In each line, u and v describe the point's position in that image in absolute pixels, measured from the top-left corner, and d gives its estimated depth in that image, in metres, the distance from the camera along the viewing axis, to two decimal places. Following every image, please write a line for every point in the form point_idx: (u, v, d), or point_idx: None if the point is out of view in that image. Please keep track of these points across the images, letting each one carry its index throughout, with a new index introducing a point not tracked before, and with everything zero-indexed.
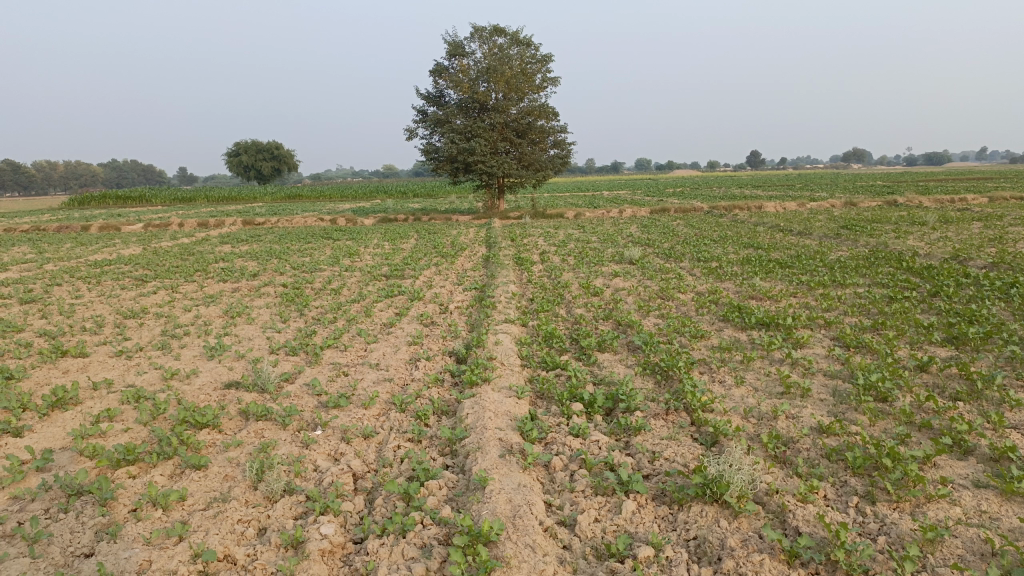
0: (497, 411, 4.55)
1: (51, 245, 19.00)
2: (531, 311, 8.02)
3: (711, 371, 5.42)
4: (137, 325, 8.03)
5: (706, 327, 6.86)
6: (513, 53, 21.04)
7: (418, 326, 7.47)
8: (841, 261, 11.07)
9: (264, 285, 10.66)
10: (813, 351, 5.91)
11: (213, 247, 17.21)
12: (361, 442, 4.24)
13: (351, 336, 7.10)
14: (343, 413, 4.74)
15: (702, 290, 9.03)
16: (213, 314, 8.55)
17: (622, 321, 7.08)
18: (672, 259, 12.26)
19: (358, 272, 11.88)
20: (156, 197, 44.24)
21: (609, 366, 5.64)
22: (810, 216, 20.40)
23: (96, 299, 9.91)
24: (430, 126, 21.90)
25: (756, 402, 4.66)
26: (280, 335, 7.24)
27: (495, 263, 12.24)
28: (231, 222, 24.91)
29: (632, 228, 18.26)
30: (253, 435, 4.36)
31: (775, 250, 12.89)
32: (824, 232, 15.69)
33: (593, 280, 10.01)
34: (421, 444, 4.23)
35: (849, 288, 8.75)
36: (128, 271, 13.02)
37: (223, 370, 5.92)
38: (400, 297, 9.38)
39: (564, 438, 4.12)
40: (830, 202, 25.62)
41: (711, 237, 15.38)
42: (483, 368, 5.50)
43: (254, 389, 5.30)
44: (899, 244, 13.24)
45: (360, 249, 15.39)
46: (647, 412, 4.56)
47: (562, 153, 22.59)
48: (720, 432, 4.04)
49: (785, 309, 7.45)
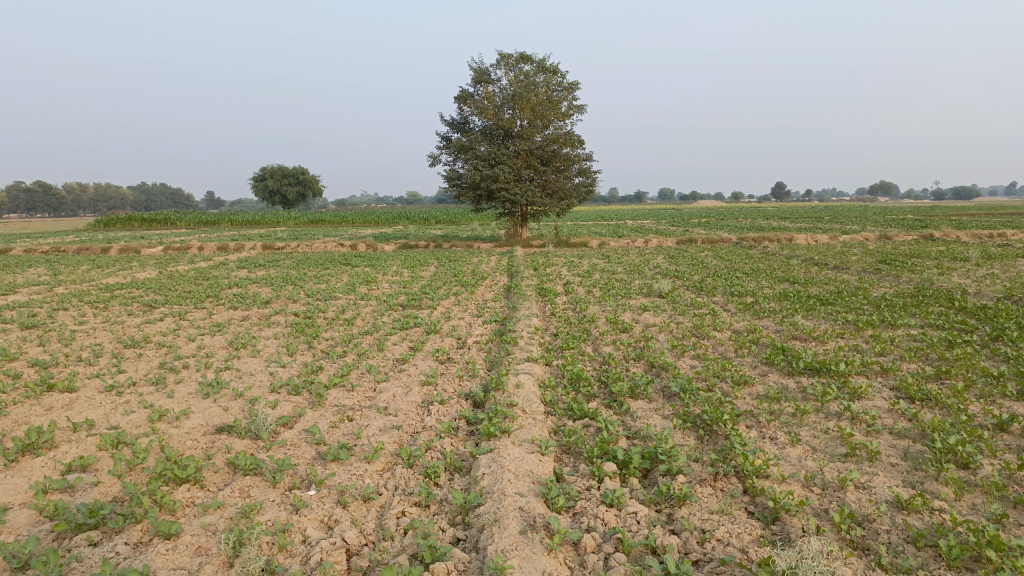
0: (518, 471, 3.95)
1: (67, 267, 18.77)
2: (556, 349, 7.43)
3: (761, 426, 4.79)
4: (136, 356, 7.53)
5: (749, 372, 6.23)
6: (539, 80, 20.67)
7: (433, 363, 6.89)
8: (887, 298, 10.39)
9: (275, 314, 10.17)
10: (874, 404, 5.25)
11: (229, 272, 16.82)
12: (360, 506, 3.66)
13: (360, 373, 6.55)
14: (342, 468, 4.16)
15: (739, 328, 8.39)
16: (217, 346, 8.04)
17: (656, 362, 6.47)
18: (703, 292, 11.65)
19: (374, 302, 11.37)
20: (181, 219, 44.37)
21: (644, 416, 5.02)
22: (843, 249, 19.66)
23: (101, 326, 9.47)
24: (453, 153, 21.56)
25: (817, 468, 4.03)
26: (285, 370, 6.69)
27: (517, 294, 11.68)
28: (250, 247, 24.61)
29: (659, 259, 17.66)
30: (237, 495, 3.79)
31: (812, 284, 12.24)
32: (862, 267, 14.98)
33: (621, 315, 9.43)
34: (429, 511, 3.63)
35: (901, 329, 8.06)
36: (139, 296, 12.61)
37: (217, 411, 5.37)
38: (416, 329, 8.82)
39: (595, 509, 3.52)
40: (863, 235, 24.82)
41: (743, 270, 14.71)
42: (503, 417, 4.91)
43: (246, 435, 4.75)
44: (944, 280, 12.52)
45: (378, 277, 14.97)
46: (691, 476, 3.94)
47: (587, 181, 22.09)
48: (781, 507, 3.42)
49: (834, 353, 6.81)
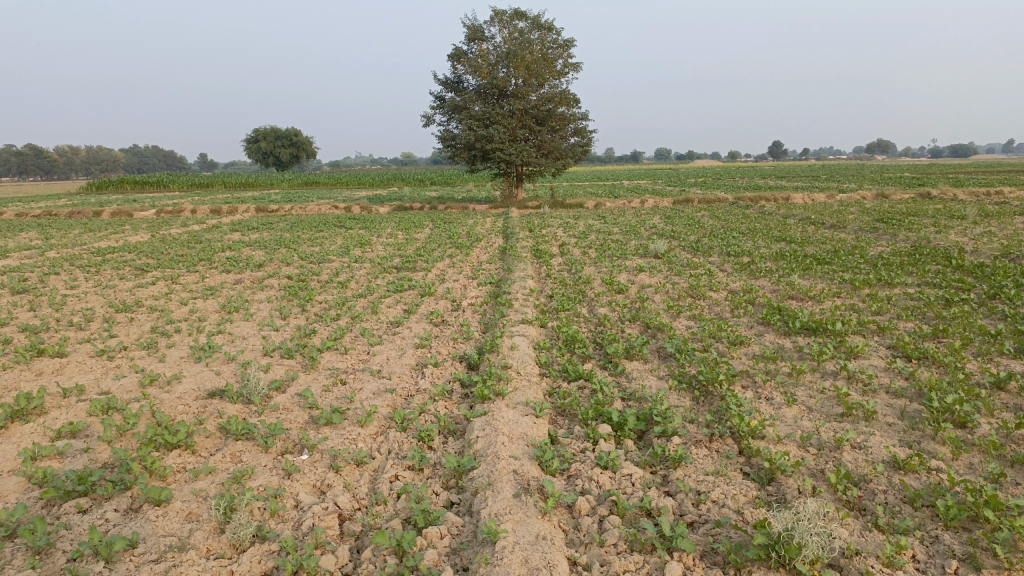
0: (512, 434, 3.91)
1: (58, 231, 18.57)
2: (551, 310, 7.38)
3: (757, 386, 4.76)
4: (127, 320, 7.46)
5: (746, 332, 6.19)
6: (534, 37, 20.29)
7: (427, 326, 6.83)
8: (883, 257, 10.33)
9: (268, 277, 10.08)
10: (871, 364, 5.22)
11: (222, 235, 16.68)
12: (352, 471, 3.63)
13: (353, 336, 6.49)
14: (335, 432, 4.12)
15: (736, 288, 8.34)
16: (210, 309, 7.96)
17: (651, 323, 6.42)
18: (699, 252, 11.58)
19: (368, 264, 11.29)
20: (174, 182, 43.97)
21: (640, 377, 4.98)
22: (840, 208, 19.55)
23: (92, 291, 9.38)
24: (447, 112, 21.27)
25: (813, 428, 4.00)
26: (277, 334, 6.63)
27: (512, 255, 11.60)
28: (244, 210, 24.40)
29: (655, 219, 17.55)
30: (228, 460, 3.76)
31: (808, 244, 12.17)
32: (858, 226, 14.89)
33: (617, 276, 9.36)
34: (422, 474, 3.60)
35: (897, 288, 8.02)
36: (130, 260, 12.49)
37: (209, 375, 5.32)
38: (410, 292, 8.75)
39: (590, 471, 3.49)
40: (860, 194, 24.69)
41: (740, 230, 14.61)
42: (497, 379, 4.87)
43: (238, 399, 4.71)
44: (941, 239, 12.46)
45: (372, 239, 14.86)
46: (686, 437, 3.91)
47: (582, 141, 21.84)
48: (777, 468, 3.40)
49: (831, 312, 6.77)
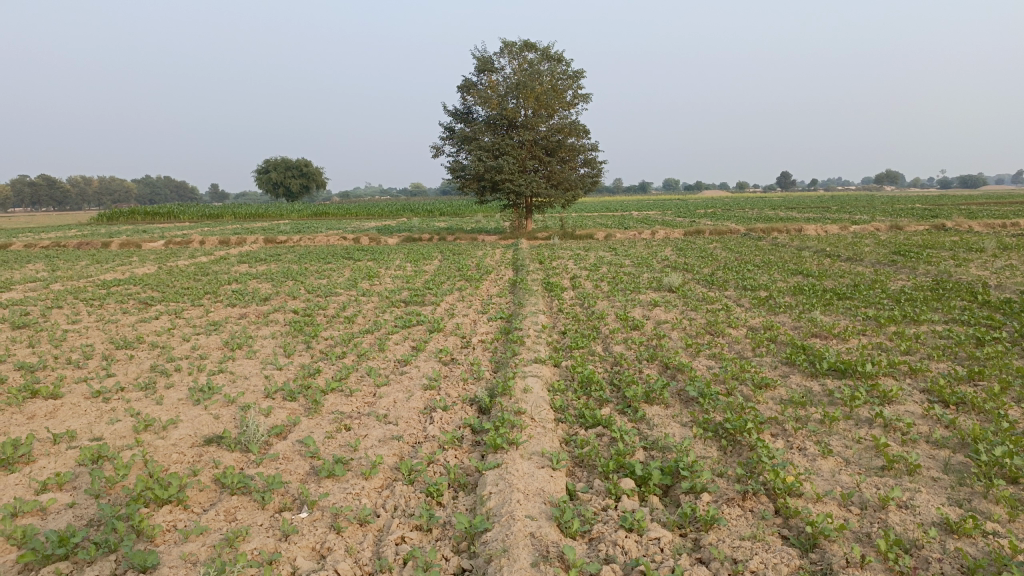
0: (527, 490, 3.63)
1: (66, 262, 18.46)
2: (564, 348, 7.10)
3: (787, 435, 4.46)
4: (127, 358, 7.22)
5: (770, 373, 5.90)
6: (544, 69, 20.26)
7: (436, 365, 6.57)
8: (906, 292, 10.04)
9: (274, 312, 9.85)
10: (906, 410, 4.92)
11: (229, 267, 16.52)
12: (355, 531, 3.35)
13: (359, 376, 6.24)
14: (337, 485, 3.85)
15: (755, 325, 8.05)
16: (212, 346, 7.71)
17: (670, 363, 6.13)
18: (715, 286, 11.31)
19: (376, 298, 11.06)
20: (184, 213, 44.10)
21: (661, 424, 4.69)
22: (855, 239, 19.26)
23: (93, 326, 9.15)
24: (456, 143, 21.21)
25: (853, 485, 3.71)
26: (281, 373, 6.37)
27: (523, 288, 11.36)
28: (252, 240, 24.31)
29: (667, 251, 17.30)
30: (221, 519, 3.48)
31: (826, 277, 11.89)
32: (875, 258, 14.60)
33: (631, 311, 9.09)
34: (431, 536, 3.32)
35: (924, 326, 7.72)
36: (135, 293, 12.31)
37: (207, 419, 5.06)
38: (419, 327, 8.50)
39: (614, 534, 3.20)
40: (874, 225, 24.41)
41: (754, 262, 14.34)
42: (510, 426, 4.58)
43: (236, 448, 4.44)
44: (962, 272, 12.15)
45: (380, 271, 14.67)
46: (716, 494, 3.62)
47: (592, 172, 21.70)
48: (820, 533, 3.11)
49: (858, 352, 6.47)
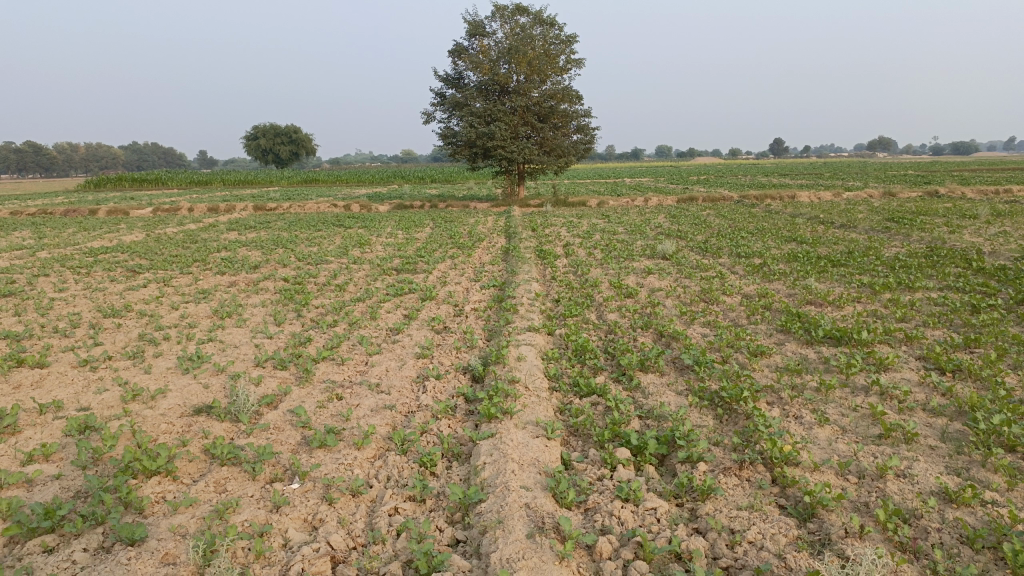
0: (522, 459, 3.58)
1: (53, 230, 18.25)
2: (558, 316, 7.04)
3: (784, 404, 4.43)
4: (114, 327, 7.12)
5: (766, 341, 5.86)
6: (536, 33, 19.93)
7: (429, 333, 6.50)
8: (900, 259, 9.99)
9: (264, 279, 9.73)
10: (903, 378, 4.89)
11: (218, 234, 16.35)
12: (348, 502, 3.30)
13: (351, 345, 6.16)
14: (329, 455, 3.79)
15: (750, 292, 8.00)
16: (201, 315, 7.62)
17: (665, 331, 6.08)
18: (709, 253, 11.24)
19: (367, 265, 10.95)
20: (173, 180, 43.66)
21: (657, 393, 4.65)
22: (848, 206, 19.19)
23: (81, 294, 9.03)
24: (447, 109, 20.94)
25: (850, 454, 3.68)
26: (271, 342, 6.29)
27: (516, 256, 11.27)
28: (242, 207, 24.07)
29: (660, 218, 17.20)
30: (211, 490, 3.43)
31: (820, 244, 11.84)
32: (869, 225, 14.55)
33: (625, 279, 9.03)
34: (424, 507, 3.27)
35: (919, 293, 7.70)
36: (123, 260, 12.16)
37: (196, 389, 4.98)
38: (411, 295, 8.41)
39: (610, 504, 3.16)
40: (868, 192, 24.35)
41: (748, 230, 14.26)
42: (504, 395, 4.53)
43: (226, 418, 4.37)
44: (956, 239, 12.13)
45: (371, 238, 14.54)
46: (713, 464, 3.58)
47: (585, 138, 21.47)
48: (818, 502, 3.07)
49: (853, 320, 6.43)
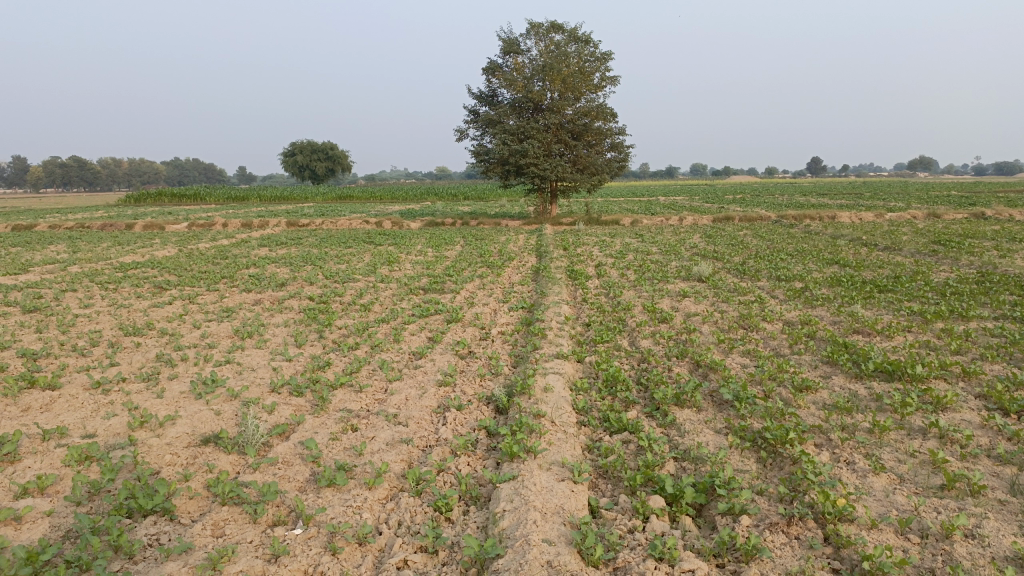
0: (545, 507, 3.27)
1: (88, 244, 18.41)
2: (588, 342, 6.72)
3: (833, 447, 4.07)
4: (133, 346, 6.95)
5: (811, 374, 5.48)
6: (571, 50, 19.73)
7: (453, 359, 6.23)
8: (950, 284, 9.51)
9: (289, 298, 9.55)
10: (963, 419, 4.48)
11: (249, 250, 16.33)
12: (353, 553, 3.02)
13: (371, 370, 5.91)
14: (338, 496, 3.52)
15: (792, 318, 7.61)
16: (222, 334, 7.43)
17: (702, 360, 5.73)
18: (746, 276, 10.85)
19: (394, 284, 10.74)
20: (211, 195, 44.25)
21: (694, 431, 4.30)
22: (890, 228, 18.62)
23: (105, 311, 8.92)
24: (481, 127, 20.81)
25: (910, 509, 3.31)
26: (289, 365, 6.06)
27: (546, 276, 10.99)
28: (275, 223, 24.14)
29: (695, 238, 16.81)
30: (208, 534, 3.17)
31: (864, 267, 11.38)
32: (914, 248, 14.00)
33: (659, 302, 8.68)
34: (436, 560, 2.98)
35: (973, 322, 7.24)
36: (152, 276, 12.11)
37: (206, 416, 4.75)
38: (437, 317, 8.16)
39: (642, 564, 2.84)
40: (911, 213, 23.64)
41: (787, 251, 13.81)
42: (528, 431, 4.22)
43: (233, 449, 4.13)
44: (1008, 264, 11.56)
45: (401, 256, 14.38)
46: (757, 517, 3.23)
47: (619, 156, 21.16)
48: (877, 569, 2.71)
49: (905, 352, 6.01)
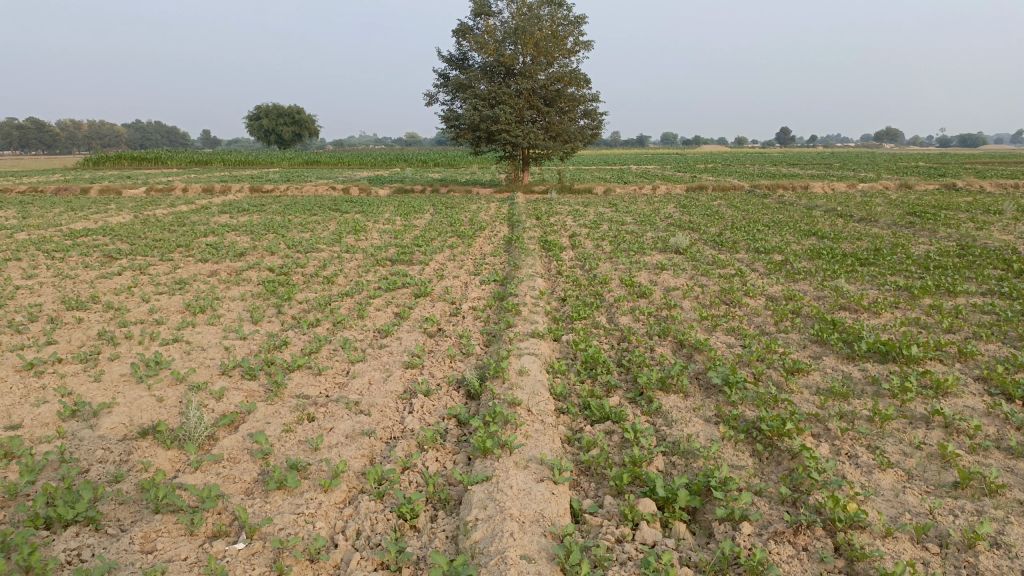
0: (524, 514, 2.91)
1: (38, 209, 17.51)
2: (564, 319, 6.35)
3: (832, 438, 3.76)
4: (73, 322, 6.41)
5: (802, 355, 5.16)
6: (544, 13, 19.11)
7: (421, 337, 5.82)
8: (932, 257, 9.29)
9: (247, 269, 9.02)
10: (966, 406, 4.20)
11: (208, 217, 15.66)
12: (304, 572, 2.64)
13: (332, 349, 5.48)
14: (290, 500, 3.13)
15: (775, 294, 7.32)
16: (173, 309, 6.91)
17: (686, 340, 5.39)
18: (724, 248, 10.55)
19: (360, 255, 10.25)
20: (172, 159, 42.94)
21: (682, 420, 3.96)
22: (864, 199, 18.47)
23: (48, 283, 8.33)
24: (451, 91, 20.17)
25: (925, 512, 3.01)
26: (243, 345, 5.61)
27: (519, 247, 10.57)
28: (238, 189, 23.30)
29: (669, 208, 16.50)
30: (136, 549, 2.75)
31: (843, 239, 11.14)
32: (891, 219, 13.82)
33: (637, 276, 8.34)
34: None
35: (961, 299, 7.00)
36: (103, 244, 11.45)
37: (147, 403, 4.31)
38: (404, 291, 7.72)
39: None
40: (884, 184, 23.57)
41: (763, 222, 13.54)
42: (502, 422, 3.85)
43: (173, 445, 3.70)
44: (986, 236, 11.41)
45: (368, 224, 13.87)
46: (760, 524, 2.91)
47: (592, 123, 20.67)
48: None
49: (896, 331, 5.72)
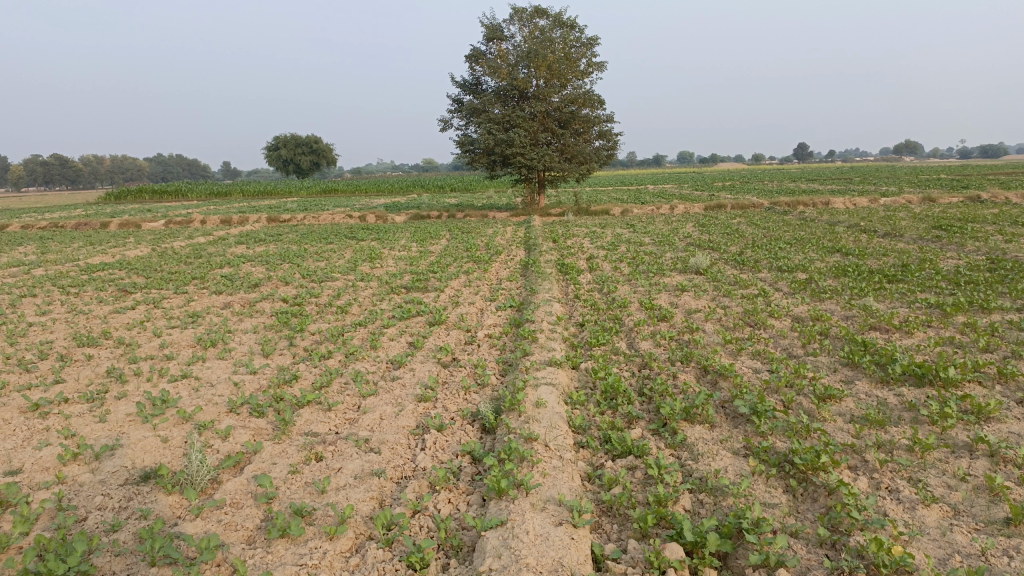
0: (542, 563, 2.72)
1: (58, 245, 17.62)
2: (583, 346, 6.15)
3: (870, 471, 3.53)
4: (83, 359, 6.31)
5: (833, 380, 4.92)
6: (556, 36, 19.08)
7: (434, 368, 5.64)
8: (962, 273, 8.99)
9: (261, 301, 8.92)
10: (1011, 432, 3.94)
11: (225, 248, 15.66)
12: None
13: (343, 383, 5.32)
14: (293, 549, 2.94)
15: (801, 314, 7.07)
16: (183, 344, 6.78)
17: (710, 366, 5.17)
18: (746, 267, 10.31)
19: (375, 283, 10.13)
20: (192, 191, 43.37)
21: (709, 454, 3.74)
22: (886, 213, 18.12)
23: (61, 319, 8.26)
24: (465, 116, 20.16)
25: (977, 552, 2.76)
26: (253, 379, 5.46)
27: (536, 271, 10.40)
28: (255, 220, 23.37)
29: (688, 227, 16.27)
30: None
31: (868, 255, 10.85)
32: (916, 234, 13.50)
33: (657, 298, 8.13)
34: None
35: (996, 315, 6.72)
36: (119, 278, 11.42)
37: (151, 445, 4.16)
38: (419, 319, 7.56)
39: None
40: (906, 197, 23.20)
41: (785, 239, 13.29)
42: (518, 459, 3.65)
43: (175, 490, 3.54)
44: (1017, 249, 11.07)
45: (384, 252, 13.78)
46: (797, 569, 2.68)
47: (607, 145, 20.56)
48: None
49: (931, 351, 5.46)
